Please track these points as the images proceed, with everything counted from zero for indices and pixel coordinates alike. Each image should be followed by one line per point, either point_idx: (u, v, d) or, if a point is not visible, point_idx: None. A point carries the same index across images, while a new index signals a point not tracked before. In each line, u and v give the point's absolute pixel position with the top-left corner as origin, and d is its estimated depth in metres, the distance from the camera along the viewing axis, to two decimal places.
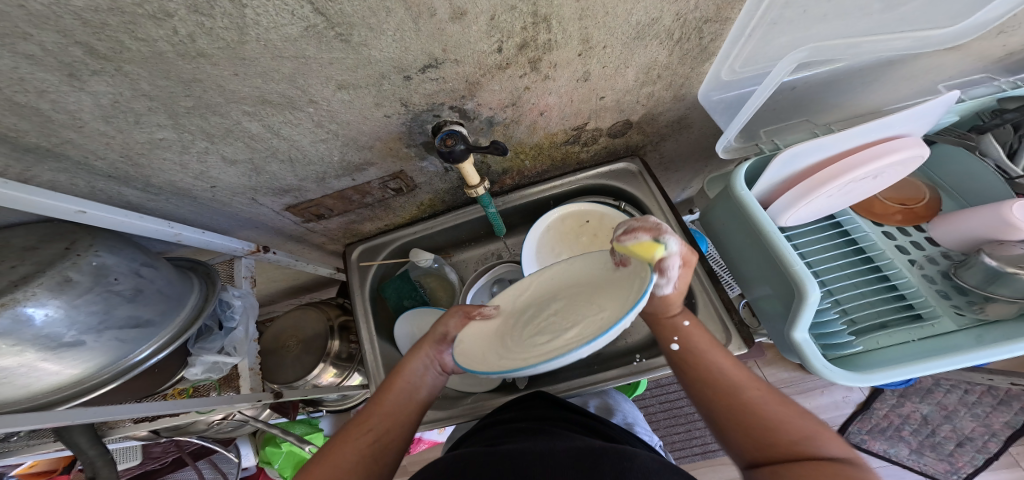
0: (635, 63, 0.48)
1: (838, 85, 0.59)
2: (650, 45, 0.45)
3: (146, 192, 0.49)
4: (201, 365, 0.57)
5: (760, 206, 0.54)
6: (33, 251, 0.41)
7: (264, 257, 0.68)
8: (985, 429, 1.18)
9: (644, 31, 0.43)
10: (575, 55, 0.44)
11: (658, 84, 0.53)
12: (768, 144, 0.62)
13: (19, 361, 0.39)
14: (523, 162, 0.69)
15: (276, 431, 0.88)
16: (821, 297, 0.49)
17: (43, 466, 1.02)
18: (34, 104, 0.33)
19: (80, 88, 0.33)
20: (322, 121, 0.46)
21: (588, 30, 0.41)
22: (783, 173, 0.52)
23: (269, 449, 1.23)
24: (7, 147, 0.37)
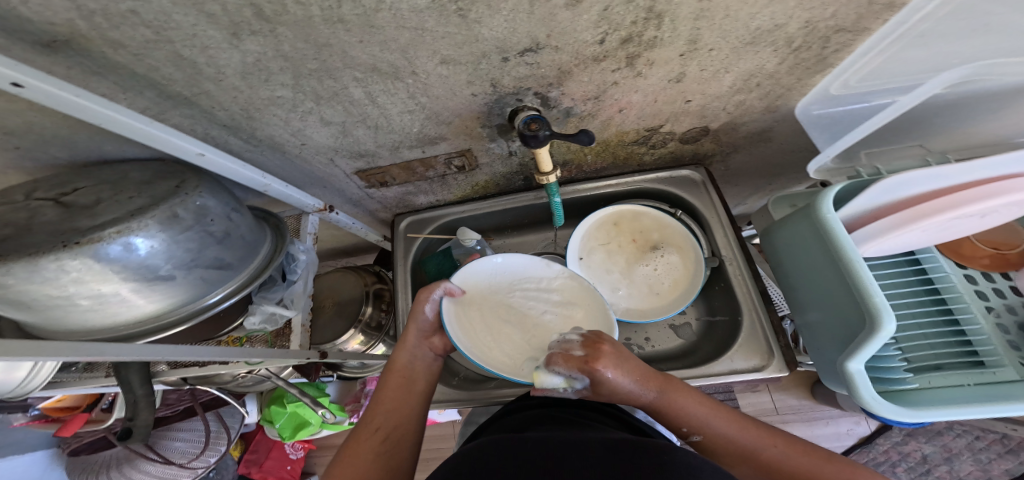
0: (737, 70, 0.47)
1: (964, 109, 0.55)
2: (760, 52, 0.44)
3: (249, 144, 0.52)
4: (260, 314, 0.60)
5: (847, 230, 0.52)
6: (150, 186, 0.44)
7: (329, 216, 0.71)
8: (983, 474, 1.12)
9: (760, 37, 0.42)
10: (676, 55, 0.44)
11: (753, 93, 0.52)
12: (868, 168, 0.60)
13: (117, 288, 0.41)
14: (586, 156, 0.71)
15: (295, 391, 0.89)
16: (895, 333, 0.47)
17: (68, 402, 1.06)
18: (193, 58, 0.36)
19: (235, 46, 0.35)
20: (416, 93, 0.48)
21: (699, 31, 0.40)
22: (883, 198, 0.50)
23: (274, 408, 1.28)
24: (155, 93, 0.40)
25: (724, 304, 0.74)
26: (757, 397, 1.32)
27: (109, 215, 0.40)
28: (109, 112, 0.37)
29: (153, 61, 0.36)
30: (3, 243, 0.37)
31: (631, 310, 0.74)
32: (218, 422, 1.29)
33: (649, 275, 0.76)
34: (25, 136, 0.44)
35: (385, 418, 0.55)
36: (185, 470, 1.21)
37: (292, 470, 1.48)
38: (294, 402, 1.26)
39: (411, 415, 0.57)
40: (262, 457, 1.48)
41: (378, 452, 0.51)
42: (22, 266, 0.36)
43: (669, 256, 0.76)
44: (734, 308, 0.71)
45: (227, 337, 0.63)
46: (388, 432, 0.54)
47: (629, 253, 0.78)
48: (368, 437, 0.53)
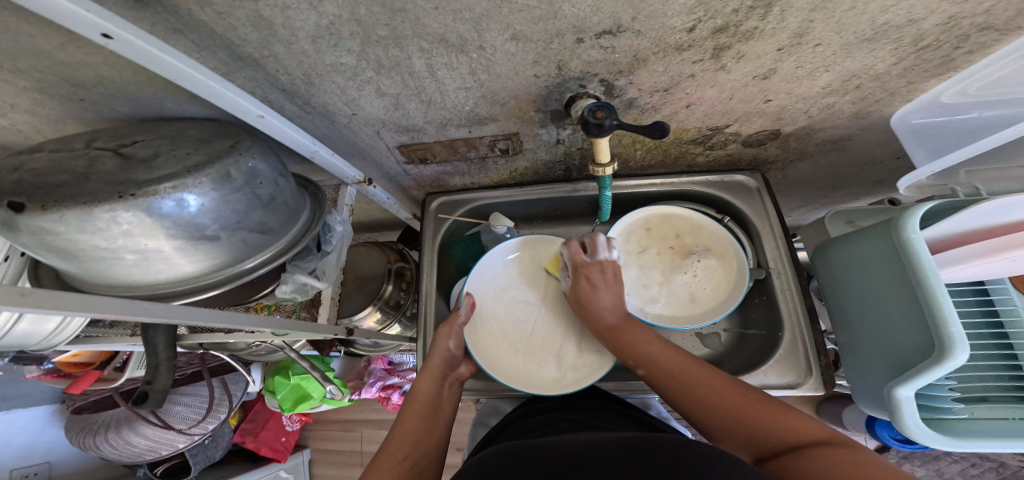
0: (839, 69, 0.43)
1: None
2: (877, 49, 0.40)
3: (302, 109, 0.50)
4: (292, 283, 0.59)
5: (929, 254, 0.48)
6: (206, 144, 0.43)
7: (367, 190, 0.69)
8: None
9: (882, 33, 0.37)
10: (773, 49, 0.40)
11: (846, 96, 0.48)
12: (965, 187, 0.52)
13: (161, 245, 0.40)
14: (635, 151, 0.67)
15: (307, 363, 0.89)
16: (963, 364, 0.45)
17: (84, 357, 1.05)
18: (273, 19, 0.35)
19: (314, 6, 0.34)
20: (477, 69, 0.45)
21: (810, 24, 0.36)
22: (979, 223, 0.47)
23: (277, 378, 1.30)
24: (228, 53, 0.40)
25: (761, 318, 0.71)
26: None
27: (166, 169, 0.39)
28: (186, 68, 0.36)
29: (234, 21, 0.36)
30: (58, 189, 0.36)
31: (663, 315, 0.70)
32: (222, 388, 1.32)
33: (687, 280, 0.73)
34: (93, 90, 0.45)
35: (413, 446, 0.54)
36: (184, 434, 1.25)
37: (286, 441, 1.57)
38: (300, 374, 1.28)
39: (435, 443, 0.56)
40: (259, 427, 1.56)
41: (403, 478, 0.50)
42: (75, 213, 0.35)
43: (709, 260, 0.72)
44: (774, 321, 0.68)
45: (257, 304, 0.62)
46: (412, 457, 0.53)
47: (666, 258, 0.74)
48: (394, 462, 0.51)
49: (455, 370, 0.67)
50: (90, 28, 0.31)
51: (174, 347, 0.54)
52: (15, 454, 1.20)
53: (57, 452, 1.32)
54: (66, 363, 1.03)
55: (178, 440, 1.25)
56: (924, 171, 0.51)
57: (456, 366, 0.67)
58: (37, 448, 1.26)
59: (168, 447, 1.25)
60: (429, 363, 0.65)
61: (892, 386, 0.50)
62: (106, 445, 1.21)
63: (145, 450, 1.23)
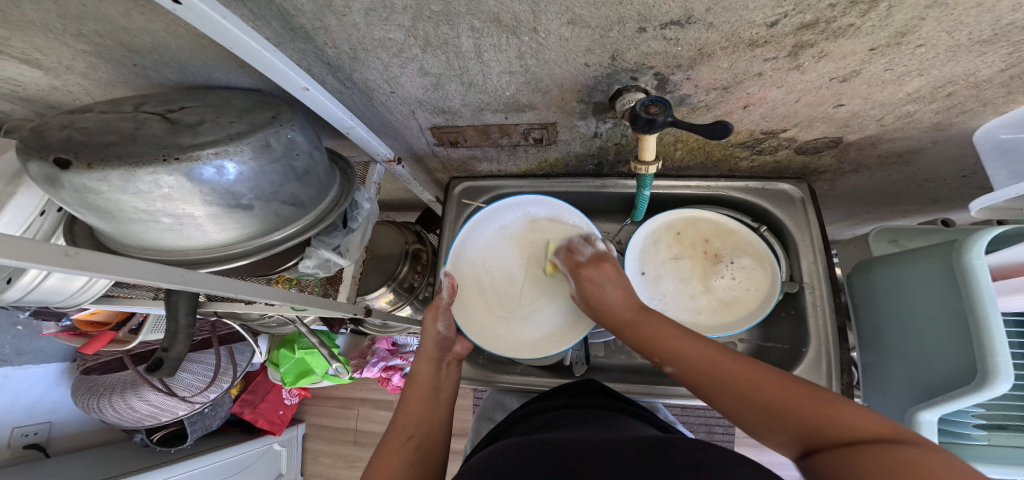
0: (932, 75, 0.39)
1: None
2: (989, 54, 0.36)
3: (342, 84, 0.48)
4: (315, 258, 0.57)
5: (990, 283, 0.45)
6: (248, 114, 0.42)
7: (395, 169, 0.67)
8: None
9: (1002, 35, 0.34)
10: (865, 48, 0.37)
11: (932, 105, 0.44)
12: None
13: (197, 211, 0.39)
14: (676, 151, 0.65)
15: (317, 339, 0.90)
16: (998, 397, 0.43)
17: (102, 316, 1.07)
18: None
19: None
20: (526, 53, 0.43)
21: (920, 22, 0.33)
22: None
23: (282, 351, 1.32)
24: (279, 22, 0.38)
25: (784, 333, 0.68)
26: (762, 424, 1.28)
27: (210, 135, 0.38)
28: (244, 36, 0.34)
29: None
30: (104, 149, 0.35)
31: (684, 319, 0.68)
32: (229, 357, 1.35)
33: (723, 282, 0.70)
34: (147, 56, 0.44)
35: (416, 427, 0.54)
36: (186, 402, 1.29)
37: (284, 414, 1.64)
38: (304, 349, 1.28)
39: (439, 422, 0.56)
40: (258, 399, 1.60)
41: (409, 462, 0.49)
42: (118, 174, 0.34)
43: (739, 262, 0.70)
44: (799, 337, 0.66)
45: (278, 277, 0.62)
46: (419, 438, 0.52)
47: (696, 263, 0.72)
48: (402, 443, 0.51)
49: (451, 350, 0.66)
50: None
51: (194, 313, 0.54)
52: (21, 411, 1.25)
53: (59, 413, 1.37)
54: (84, 320, 1.04)
55: (178, 407, 1.29)
56: (1001, 194, 0.45)
57: (451, 346, 0.66)
58: (40, 408, 1.31)
59: (168, 414, 1.29)
60: (422, 347, 0.64)
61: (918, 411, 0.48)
62: (109, 408, 1.25)
63: (145, 416, 1.27)
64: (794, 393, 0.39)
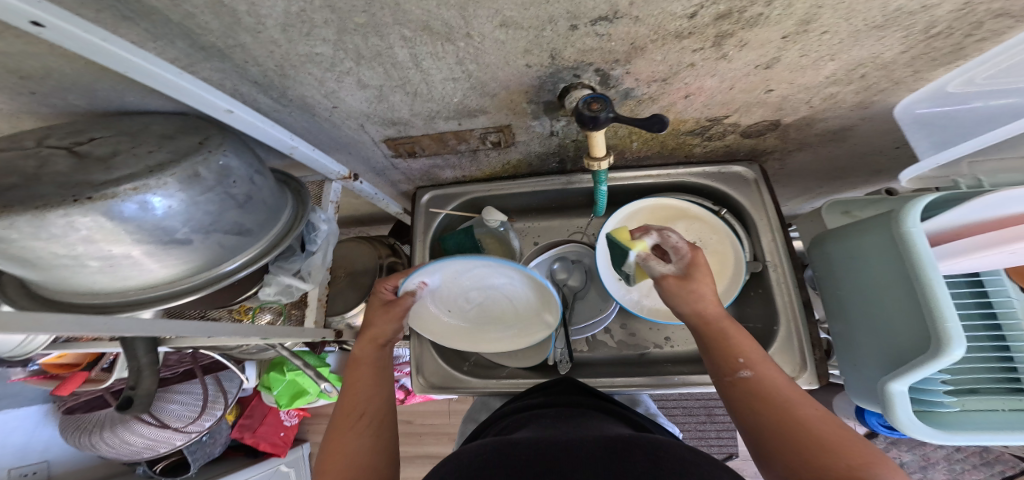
0: (844, 57, 0.39)
1: None
2: (885, 38, 0.36)
3: (278, 102, 0.47)
4: (276, 285, 0.56)
5: (929, 248, 0.47)
6: (171, 141, 0.40)
7: (352, 185, 0.66)
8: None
9: (892, 21, 0.34)
10: (778, 36, 0.37)
11: (851, 86, 0.45)
12: (967, 179, 0.51)
13: (128, 250, 0.37)
14: (632, 142, 0.66)
15: (300, 362, 0.86)
16: (956, 360, 0.44)
17: (69, 358, 1.02)
18: (233, 4, 0.32)
19: None
20: (465, 59, 0.43)
21: (817, 11, 0.33)
22: (972, 217, 0.46)
23: (272, 374, 1.28)
24: (186, 42, 0.36)
25: (757, 312, 0.70)
26: None
27: (126, 169, 0.36)
28: (134, 58, 0.33)
29: (191, 8, 0.32)
30: (6, 192, 0.33)
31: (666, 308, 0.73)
32: (216, 385, 1.30)
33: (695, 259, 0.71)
34: (42, 82, 0.41)
35: (366, 404, 0.55)
36: (181, 432, 1.24)
37: (285, 436, 1.61)
38: (293, 370, 1.26)
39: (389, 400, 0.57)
40: (256, 423, 1.55)
41: (361, 439, 0.52)
42: (25, 219, 0.32)
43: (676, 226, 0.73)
44: (770, 315, 0.67)
45: (240, 306, 0.60)
46: (364, 413, 0.54)
47: None
48: (355, 421, 0.53)
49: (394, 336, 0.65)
50: (16, 15, 0.28)
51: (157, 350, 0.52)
52: (13, 453, 1.21)
53: (55, 451, 1.32)
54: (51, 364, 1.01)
55: (175, 437, 1.24)
56: (928, 163, 0.51)
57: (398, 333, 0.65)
58: (34, 448, 1.27)
59: (166, 445, 1.24)
60: (366, 332, 0.62)
61: (887, 381, 0.50)
62: (104, 443, 1.20)
63: (144, 448, 1.22)
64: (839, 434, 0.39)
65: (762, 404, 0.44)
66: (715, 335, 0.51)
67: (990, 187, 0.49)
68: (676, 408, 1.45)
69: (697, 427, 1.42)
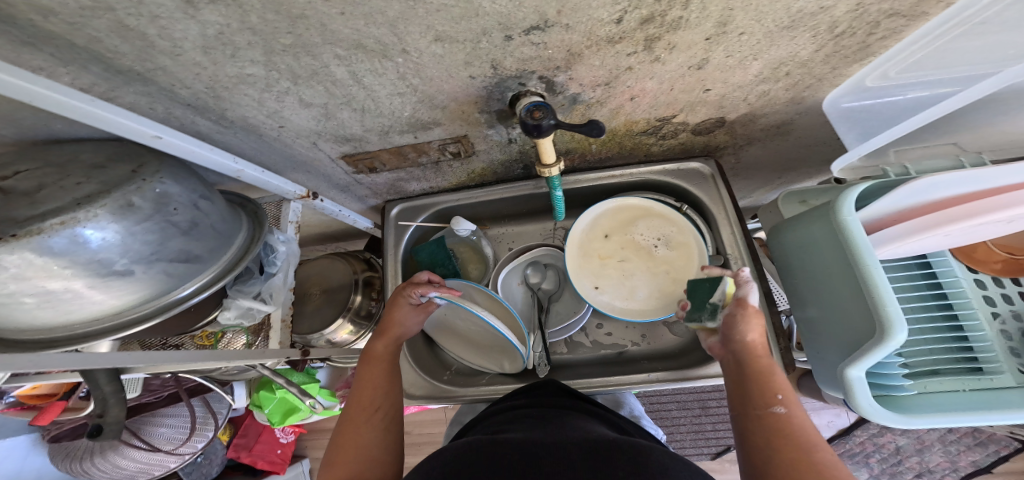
0: (767, 56, 0.41)
1: (1007, 108, 0.49)
2: (797, 37, 0.38)
3: (220, 125, 0.47)
4: (235, 309, 0.56)
5: (864, 233, 0.48)
6: (100, 171, 0.38)
7: (312, 203, 0.68)
8: (950, 465, 1.27)
9: (800, 21, 0.36)
10: (701, 38, 0.38)
11: (779, 83, 0.46)
12: (895, 168, 0.53)
13: (66, 285, 0.37)
14: (591, 145, 0.67)
15: (283, 380, 0.85)
16: (902, 343, 0.45)
17: (44, 389, 0.97)
18: (141, 28, 0.31)
19: (191, 16, 0.30)
20: (407, 74, 0.43)
21: (732, 13, 0.35)
22: (908, 202, 0.46)
23: (263, 392, 1.22)
24: (99, 66, 0.35)
25: None
26: None
27: (53, 202, 0.35)
28: (42, 88, 0.33)
29: (94, 31, 0.31)
30: None
31: (637, 311, 0.73)
32: (204, 407, 1.25)
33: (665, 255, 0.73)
34: None
35: (381, 398, 0.56)
36: (174, 455, 1.21)
37: (283, 452, 1.54)
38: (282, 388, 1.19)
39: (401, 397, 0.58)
40: (252, 441, 1.51)
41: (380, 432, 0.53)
42: None
43: (641, 229, 0.74)
44: None
45: (201, 332, 0.59)
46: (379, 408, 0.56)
47: (632, 252, 0.75)
48: (369, 413, 0.54)
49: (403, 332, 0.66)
50: None
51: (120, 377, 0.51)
52: None
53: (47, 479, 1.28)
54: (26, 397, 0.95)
55: (168, 460, 1.21)
56: (853, 154, 0.53)
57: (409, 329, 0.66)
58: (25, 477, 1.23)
59: (160, 467, 1.21)
60: (382, 324, 0.64)
61: (844, 367, 0.51)
62: (95, 469, 1.18)
63: (137, 472, 1.20)
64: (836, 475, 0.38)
65: (788, 441, 0.41)
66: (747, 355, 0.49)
67: (916, 174, 0.50)
68: (670, 403, 1.46)
69: (693, 420, 1.43)
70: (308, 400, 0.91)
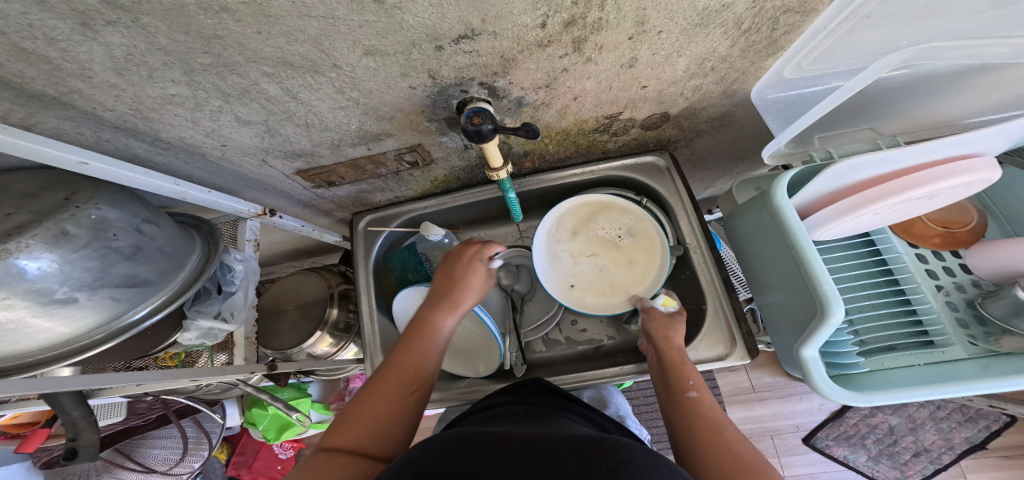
0: (690, 53, 0.44)
1: (914, 93, 0.53)
2: (710, 34, 0.41)
3: (155, 146, 0.47)
4: (195, 329, 0.55)
5: (798, 217, 0.51)
6: (31, 200, 0.38)
7: (271, 220, 0.68)
8: (944, 443, 1.25)
9: (709, 18, 0.39)
10: (625, 38, 0.40)
11: (708, 78, 0.50)
12: (819, 152, 0.58)
13: (8, 316, 0.36)
14: (547, 146, 0.67)
15: (266, 396, 0.87)
16: (843, 319, 0.47)
17: (25, 418, 0.94)
18: (41, 51, 0.31)
19: (92, 38, 0.31)
20: (343, 88, 0.43)
21: (645, 12, 0.37)
22: (832, 185, 0.50)
23: (255, 410, 1.21)
24: (11, 92, 0.35)
25: (691, 293, 0.72)
26: (733, 376, 1.38)
27: None
28: None
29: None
30: None
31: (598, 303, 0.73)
32: (196, 427, 1.20)
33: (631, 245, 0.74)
34: None
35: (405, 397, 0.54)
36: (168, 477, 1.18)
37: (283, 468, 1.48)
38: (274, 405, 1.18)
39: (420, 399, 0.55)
40: (251, 458, 1.47)
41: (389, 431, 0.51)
42: None
43: (603, 223, 0.76)
44: (699, 295, 0.70)
45: (166, 354, 0.59)
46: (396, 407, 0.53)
47: (598, 245, 0.76)
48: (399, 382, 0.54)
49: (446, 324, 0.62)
50: None
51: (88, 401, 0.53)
52: None
53: None
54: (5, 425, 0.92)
55: None
56: (781, 139, 0.55)
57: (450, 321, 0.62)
58: None
59: None
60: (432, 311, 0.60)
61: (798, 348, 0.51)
62: None
63: None
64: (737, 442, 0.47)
65: (698, 422, 0.50)
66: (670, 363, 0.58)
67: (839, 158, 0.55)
68: None
69: None
70: (294, 415, 0.90)
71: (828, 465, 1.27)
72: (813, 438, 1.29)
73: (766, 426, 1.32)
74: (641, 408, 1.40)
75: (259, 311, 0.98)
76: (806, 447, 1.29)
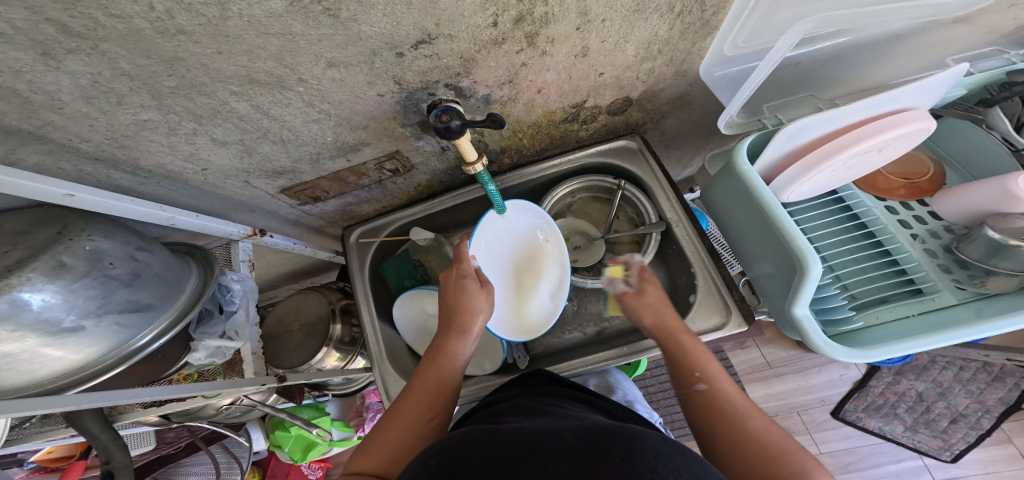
0: (635, 38, 0.47)
1: (843, 60, 0.57)
2: (650, 18, 0.44)
3: (136, 176, 0.50)
4: (204, 349, 0.58)
5: (763, 181, 0.54)
6: (24, 236, 0.40)
7: (263, 240, 0.70)
8: (979, 406, 1.25)
9: (645, 4, 0.41)
10: (573, 29, 0.43)
11: (658, 60, 0.53)
12: (771, 120, 0.61)
13: (20, 347, 0.38)
14: (522, 140, 0.69)
15: (286, 416, 0.86)
16: (822, 272, 0.48)
17: (60, 452, 0.97)
18: (10, 85, 0.33)
19: (57, 68, 0.32)
20: (314, 100, 0.46)
21: (586, 4, 0.40)
22: (787, 147, 0.52)
23: (278, 433, 1.23)
24: None
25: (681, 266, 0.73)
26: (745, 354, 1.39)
27: None
28: None
29: None
30: None
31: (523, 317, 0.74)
32: (224, 453, 1.22)
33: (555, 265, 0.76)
34: None
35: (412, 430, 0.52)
36: None
37: None
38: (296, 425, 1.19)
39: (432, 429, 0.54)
40: None
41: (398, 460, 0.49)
42: None
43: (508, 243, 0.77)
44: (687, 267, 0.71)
45: (177, 375, 0.60)
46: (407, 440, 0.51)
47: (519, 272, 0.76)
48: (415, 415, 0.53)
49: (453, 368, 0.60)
50: None
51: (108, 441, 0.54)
52: None
53: None
54: (42, 461, 0.95)
55: None
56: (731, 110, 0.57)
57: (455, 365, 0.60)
58: None
59: None
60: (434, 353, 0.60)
61: (789, 308, 0.52)
62: None
63: None
64: (766, 434, 0.44)
65: (715, 420, 0.47)
66: (677, 353, 0.56)
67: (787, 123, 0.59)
68: None
69: None
70: (314, 431, 0.91)
71: (863, 438, 1.28)
72: (841, 412, 1.29)
73: (789, 402, 1.32)
74: (660, 396, 1.40)
75: (263, 334, 1.00)
76: (836, 421, 1.29)
